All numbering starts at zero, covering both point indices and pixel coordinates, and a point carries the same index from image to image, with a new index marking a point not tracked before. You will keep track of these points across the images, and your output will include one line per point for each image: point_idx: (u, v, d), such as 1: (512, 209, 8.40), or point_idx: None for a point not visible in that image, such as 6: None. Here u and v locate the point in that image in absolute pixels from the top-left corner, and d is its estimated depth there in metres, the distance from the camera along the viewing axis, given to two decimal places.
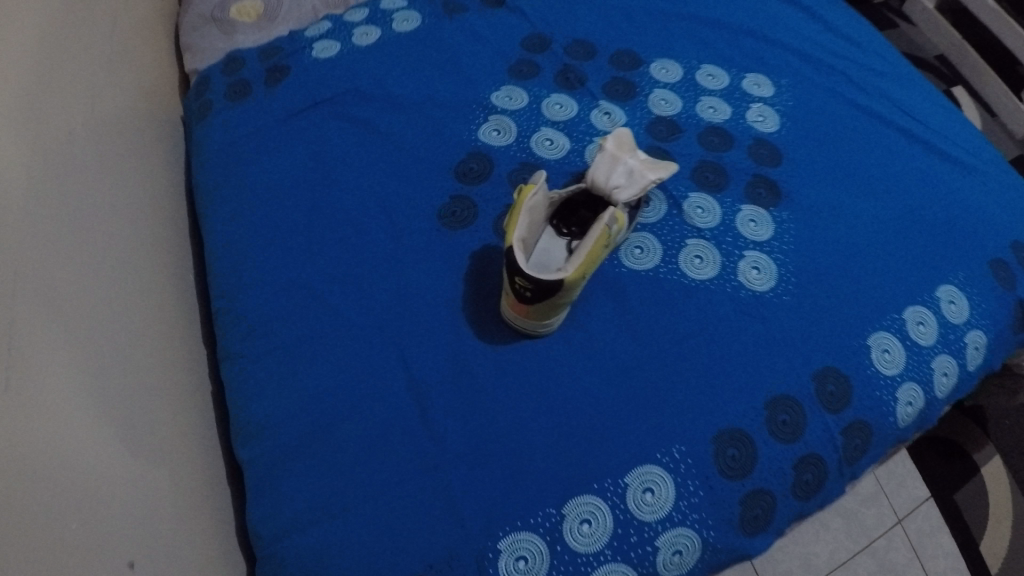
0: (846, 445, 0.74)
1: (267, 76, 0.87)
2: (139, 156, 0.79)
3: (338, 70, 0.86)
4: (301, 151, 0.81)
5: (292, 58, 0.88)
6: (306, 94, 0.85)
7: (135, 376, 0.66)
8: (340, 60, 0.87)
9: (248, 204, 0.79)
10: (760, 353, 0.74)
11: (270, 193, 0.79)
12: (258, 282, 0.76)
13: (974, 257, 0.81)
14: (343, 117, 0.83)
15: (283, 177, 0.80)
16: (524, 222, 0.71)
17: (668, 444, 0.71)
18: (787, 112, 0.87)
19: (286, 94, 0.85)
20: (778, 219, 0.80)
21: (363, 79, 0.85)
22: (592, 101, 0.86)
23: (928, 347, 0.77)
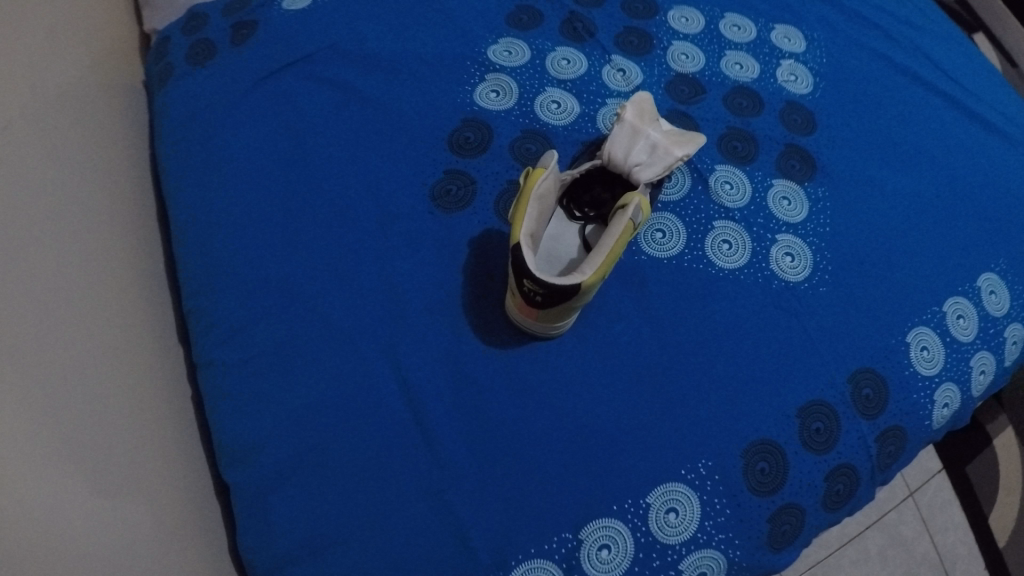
0: (880, 452, 0.68)
1: (233, 32, 0.76)
2: (85, 133, 0.69)
3: (314, 19, 0.75)
4: (274, 118, 0.71)
5: (260, 12, 0.77)
6: (278, 48, 0.74)
7: (91, 395, 0.58)
8: (316, 8, 0.76)
9: (216, 181, 0.69)
10: (793, 353, 0.67)
11: (241, 168, 0.69)
12: (230, 271, 0.67)
13: (1017, 241, 0.75)
14: (320, 79, 0.72)
15: (255, 149, 0.70)
16: (532, 214, 0.62)
17: (693, 460, 0.64)
18: (820, 71, 0.78)
19: (254, 51, 0.74)
20: (813, 196, 0.73)
21: (344, 29, 0.75)
22: (604, 55, 0.77)
23: (968, 344, 0.71)
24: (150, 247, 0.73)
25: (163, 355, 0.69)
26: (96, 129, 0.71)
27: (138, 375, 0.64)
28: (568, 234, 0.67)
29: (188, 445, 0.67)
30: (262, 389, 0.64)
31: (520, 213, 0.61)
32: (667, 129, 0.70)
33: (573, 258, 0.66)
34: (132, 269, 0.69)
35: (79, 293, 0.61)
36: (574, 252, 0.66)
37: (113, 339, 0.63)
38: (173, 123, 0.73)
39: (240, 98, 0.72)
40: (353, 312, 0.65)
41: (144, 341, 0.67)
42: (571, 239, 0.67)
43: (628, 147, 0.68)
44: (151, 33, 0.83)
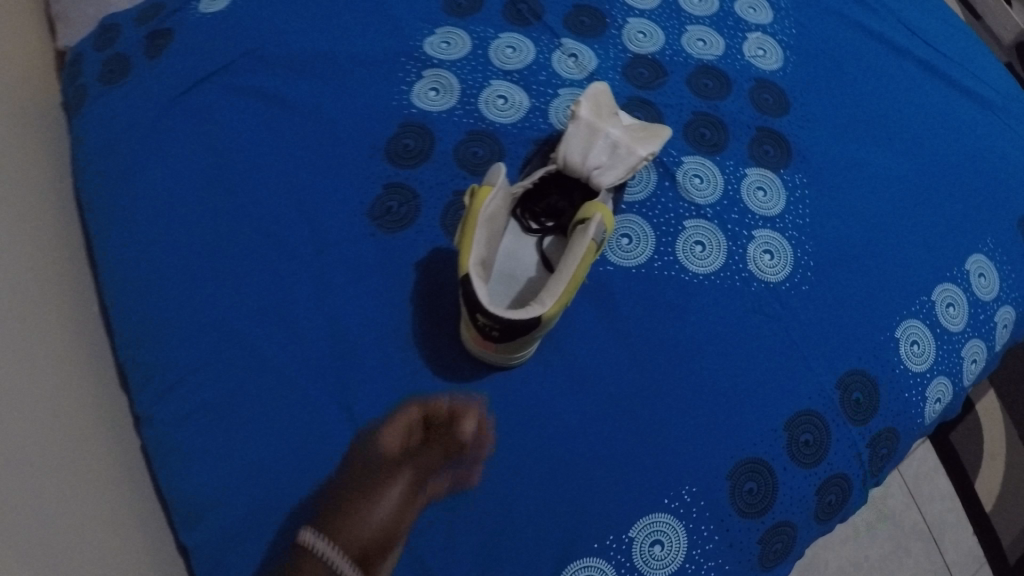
0: (871, 458, 0.65)
1: (147, 44, 0.69)
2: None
3: (236, 25, 0.69)
4: (198, 141, 0.65)
5: (175, 18, 0.70)
6: (199, 61, 0.67)
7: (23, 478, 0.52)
8: (237, 11, 0.69)
9: (141, 212, 0.63)
10: (780, 360, 0.63)
11: (167, 196, 0.63)
12: (158, 316, 0.60)
13: (1003, 218, 0.70)
14: (247, 91, 0.66)
15: (181, 176, 0.64)
16: (483, 237, 0.55)
17: (677, 487, 0.60)
18: (789, 44, 0.73)
19: (172, 64, 0.67)
20: (790, 184, 0.67)
21: (269, 36, 0.68)
22: (553, 39, 0.70)
23: (958, 333, 0.67)
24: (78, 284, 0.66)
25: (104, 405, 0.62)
26: (11, 156, 0.64)
27: (75, 434, 0.58)
28: (525, 249, 0.61)
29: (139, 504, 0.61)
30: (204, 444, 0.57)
31: (468, 238, 0.55)
32: (627, 122, 0.64)
33: (531, 278, 0.60)
34: (60, 315, 0.63)
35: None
36: (532, 271, 0.61)
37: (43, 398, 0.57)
38: (92, 147, 0.67)
39: (160, 118, 0.66)
40: (299, 352, 0.59)
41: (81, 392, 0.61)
42: (528, 256, 0.61)
43: (587, 150, 0.61)
44: (65, 49, 0.76)
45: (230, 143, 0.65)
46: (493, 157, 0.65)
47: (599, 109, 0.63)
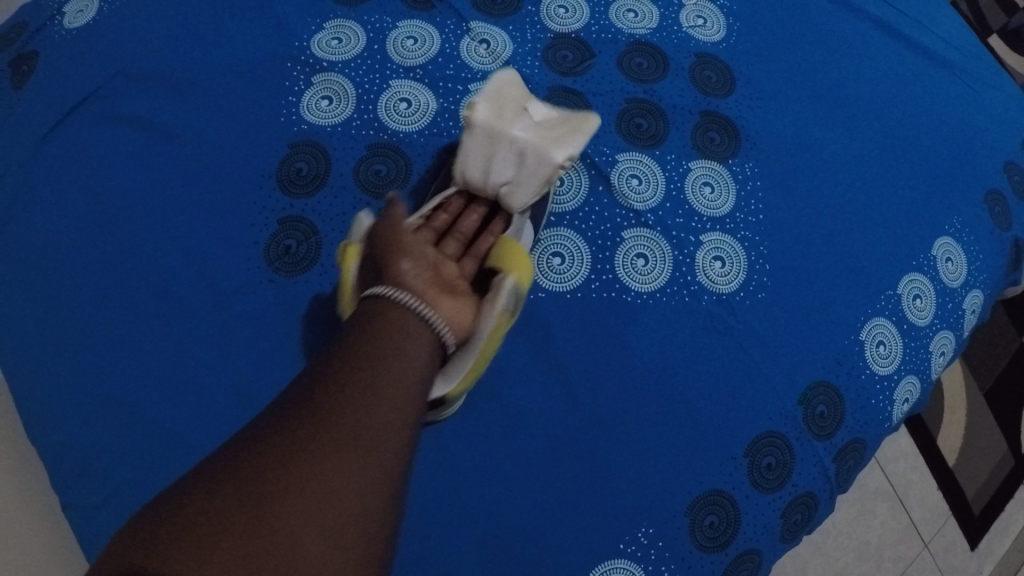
0: (839, 470, 0.60)
1: (11, 71, 0.61)
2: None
3: (102, 40, 0.60)
4: (71, 183, 0.57)
5: (41, 37, 0.61)
6: (65, 86, 0.59)
7: None
8: (102, 21, 0.61)
9: (15, 268, 0.56)
10: (735, 380, 0.58)
11: (43, 246, 0.56)
12: (45, 380, 0.53)
13: (970, 192, 0.65)
14: (119, 116, 0.58)
15: (55, 225, 0.56)
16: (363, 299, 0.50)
17: (632, 531, 0.55)
18: (731, 8, 0.66)
19: (38, 92, 0.60)
20: (739, 176, 0.61)
21: (141, 47, 0.60)
22: (461, 23, 0.62)
23: (927, 327, 0.62)
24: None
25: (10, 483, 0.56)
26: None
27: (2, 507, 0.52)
28: None
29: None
30: (103, 531, 0.51)
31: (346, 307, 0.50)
32: (543, 114, 0.56)
33: None
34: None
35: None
36: None
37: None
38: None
39: (27, 158, 0.58)
40: (202, 421, 0.52)
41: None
42: None
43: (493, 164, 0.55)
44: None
45: (106, 178, 0.57)
46: (399, 174, 0.58)
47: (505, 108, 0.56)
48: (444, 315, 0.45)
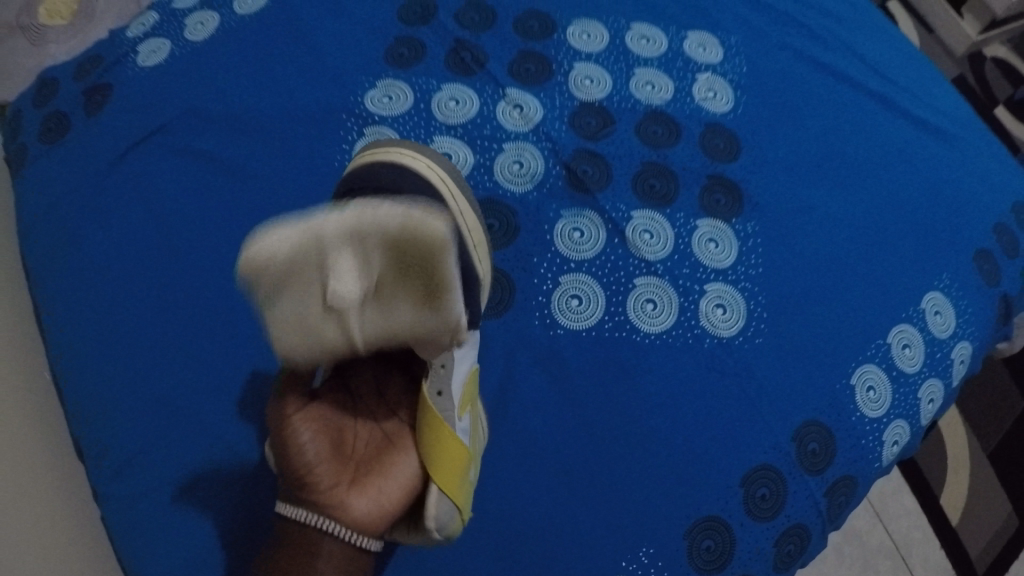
0: (830, 505, 0.65)
1: (86, 99, 0.69)
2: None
3: (178, 83, 0.68)
4: (140, 206, 0.64)
5: (114, 70, 0.69)
6: (140, 121, 0.67)
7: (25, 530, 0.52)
8: (177, 67, 0.68)
9: (82, 278, 0.63)
10: (735, 416, 0.63)
11: (110, 260, 0.63)
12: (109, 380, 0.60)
13: (959, 253, 0.70)
14: (186, 149, 0.66)
15: (123, 242, 0.63)
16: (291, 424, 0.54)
17: (634, 549, 0.60)
18: (739, 83, 0.73)
19: (112, 121, 0.67)
20: (741, 234, 0.67)
21: (211, 91, 0.67)
22: (497, 90, 0.70)
23: (915, 374, 0.67)
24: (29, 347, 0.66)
25: (64, 470, 0.62)
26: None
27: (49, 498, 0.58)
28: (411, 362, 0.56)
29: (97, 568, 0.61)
30: (156, 518, 0.57)
31: None
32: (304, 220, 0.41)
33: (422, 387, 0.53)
34: (19, 390, 0.62)
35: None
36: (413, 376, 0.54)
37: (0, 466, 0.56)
38: (35, 211, 0.66)
39: (99, 181, 0.65)
40: (250, 427, 0.59)
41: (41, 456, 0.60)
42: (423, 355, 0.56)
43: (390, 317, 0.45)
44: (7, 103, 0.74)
45: (173, 204, 0.64)
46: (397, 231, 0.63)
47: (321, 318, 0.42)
48: (358, 515, 0.47)
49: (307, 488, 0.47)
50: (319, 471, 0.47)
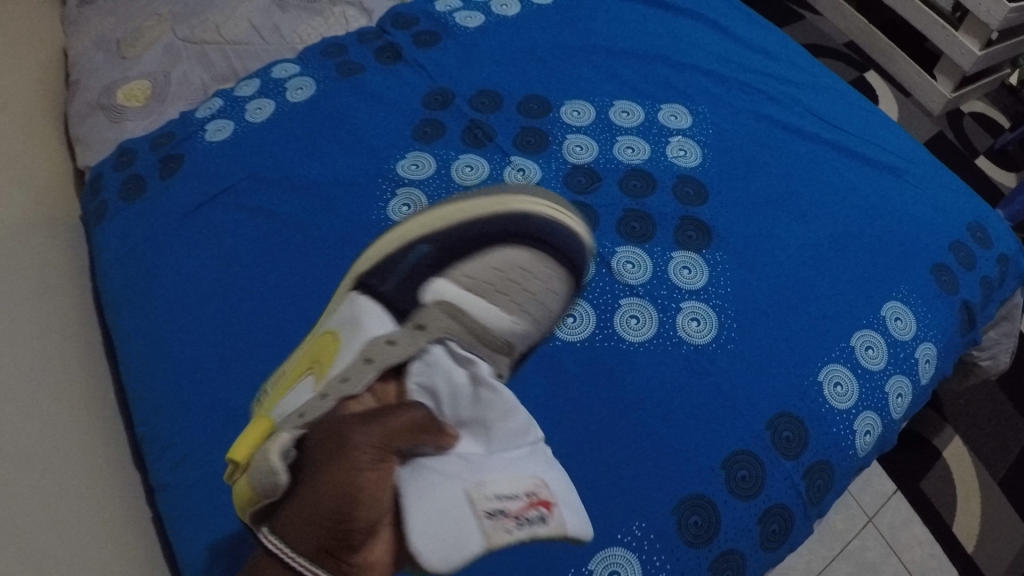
0: (809, 488, 0.72)
1: (160, 166, 0.80)
2: (12, 275, 0.72)
3: (235, 155, 0.80)
4: (202, 252, 0.75)
5: (185, 144, 0.81)
6: (204, 184, 0.78)
7: (65, 526, 0.62)
8: (236, 144, 0.81)
9: (151, 314, 0.73)
10: (713, 412, 0.72)
11: (176, 298, 0.73)
12: (175, 395, 0.69)
13: (915, 270, 0.79)
14: (241, 207, 0.77)
15: (187, 282, 0.74)
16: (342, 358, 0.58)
17: (627, 523, 0.68)
18: (707, 142, 0.85)
19: (182, 185, 0.79)
20: (712, 262, 0.78)
21: (262, 162, 0.80)
22: (504, 157, 0.82)
23: (880, 371, 0.75)
24: (95, 382, 0.76)
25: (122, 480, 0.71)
26: (28, 271, 0.74)
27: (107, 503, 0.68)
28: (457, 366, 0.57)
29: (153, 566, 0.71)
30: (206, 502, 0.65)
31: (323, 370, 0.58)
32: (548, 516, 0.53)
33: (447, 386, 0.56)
34: (81, 415, 0.71)
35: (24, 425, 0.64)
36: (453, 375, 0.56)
37: (65, 473, 0.65)
38: (114, 258, 0.77)
39: (169, 230, 0.77)
40: None
41: (103, 470, 0.70)
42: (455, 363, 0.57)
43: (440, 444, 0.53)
44: (85, 168, 0.85)
45: (230, 250, 0.75)
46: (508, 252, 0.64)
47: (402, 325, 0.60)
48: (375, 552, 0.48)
49: (349, 543, 0.46)
50: (365, 527, 0.46)
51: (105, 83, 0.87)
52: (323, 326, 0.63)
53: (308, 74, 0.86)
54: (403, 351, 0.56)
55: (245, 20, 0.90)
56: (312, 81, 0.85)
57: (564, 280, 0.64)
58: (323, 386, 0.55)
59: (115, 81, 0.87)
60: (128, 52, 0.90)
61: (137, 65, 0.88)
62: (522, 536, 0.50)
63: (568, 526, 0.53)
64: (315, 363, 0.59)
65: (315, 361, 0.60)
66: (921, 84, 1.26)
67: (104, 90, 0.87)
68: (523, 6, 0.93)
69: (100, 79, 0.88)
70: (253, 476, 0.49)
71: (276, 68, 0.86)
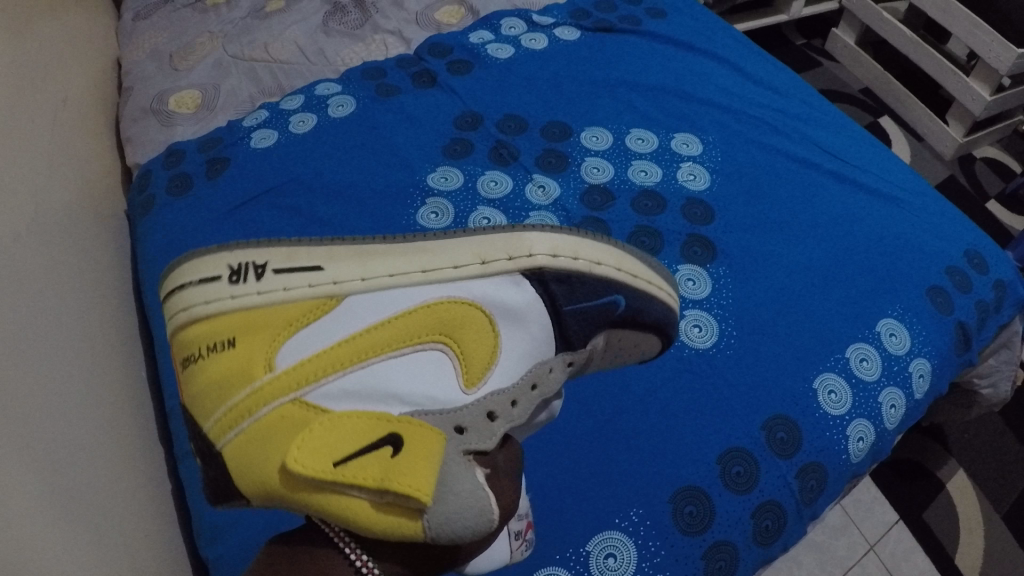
0: (802, 488, 0.74)
1: (207, 166, 0.87)
2: (64, 255, 0.79)
3: (275, 161, 0.87)
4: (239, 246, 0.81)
5: (232, 149, 0.88)
6: (246, 186, 0.85)
7: (92, 477, 0.66)
8: (277, 151, 0.87)
9: None
10: (711, 412, 0.75)
11: None
12: None
13: (911, 291, 0.82)
14: (278, 207, 0.84)
15: None
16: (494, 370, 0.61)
17: (625, 509, 0.71)
18: (716, 168, 0.90)
19: (225, 186, 0.85)
20: (715, 275, 0.82)
21: (300, 168, 0.86)
22: (527, 175, 0.87)
23: (874, 382, 0.78)
24: (123, 364, 0.81)
25: (140, 459, 0.76)
26: (73, 254, 0.80)
27: (128, 473, 0.72)
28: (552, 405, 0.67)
29: (171, 535, 0.75)
30: None
31: (475, 363, 0.60)
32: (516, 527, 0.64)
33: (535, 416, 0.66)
34: (114, 390, 0.77)
35: (61, 381, 0.69)
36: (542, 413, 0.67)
37: (95, 434, 0.70)
38: (156, 249, 0.83)
39: (210, 224, 0.83)
40: None
41: (127, 446, 0.75)
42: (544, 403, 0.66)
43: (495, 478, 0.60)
44: (133, 166, 0.92)
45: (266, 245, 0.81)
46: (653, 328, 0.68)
47: (555, 354, 0.64)
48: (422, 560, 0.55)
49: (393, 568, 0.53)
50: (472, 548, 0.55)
51: (158, 91, 0.95)
52: (471, 291, 0.60)
53: (349, 93, 0.93)
54: (556, 383, 0.63)
55: (292, 42, 0.99)
56: (352, 100, 0.92)
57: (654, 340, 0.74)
58: (493, 403, 0.59)
59: (168, 89, 0.95)
60: (180, 64, 0.98)
61: (188, 76, 0.96)
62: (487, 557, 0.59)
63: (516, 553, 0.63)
64: (452, 335, 0.59)
65: (453, 331, 0.59)
66: (934, 128, 1.40)
67: (156, 96, 0.94)
68: (550, 42, 1.01)
69: (153, 86, 0.96)
70: (461, 514, 0.50)
71: (320, 86, 0.94)
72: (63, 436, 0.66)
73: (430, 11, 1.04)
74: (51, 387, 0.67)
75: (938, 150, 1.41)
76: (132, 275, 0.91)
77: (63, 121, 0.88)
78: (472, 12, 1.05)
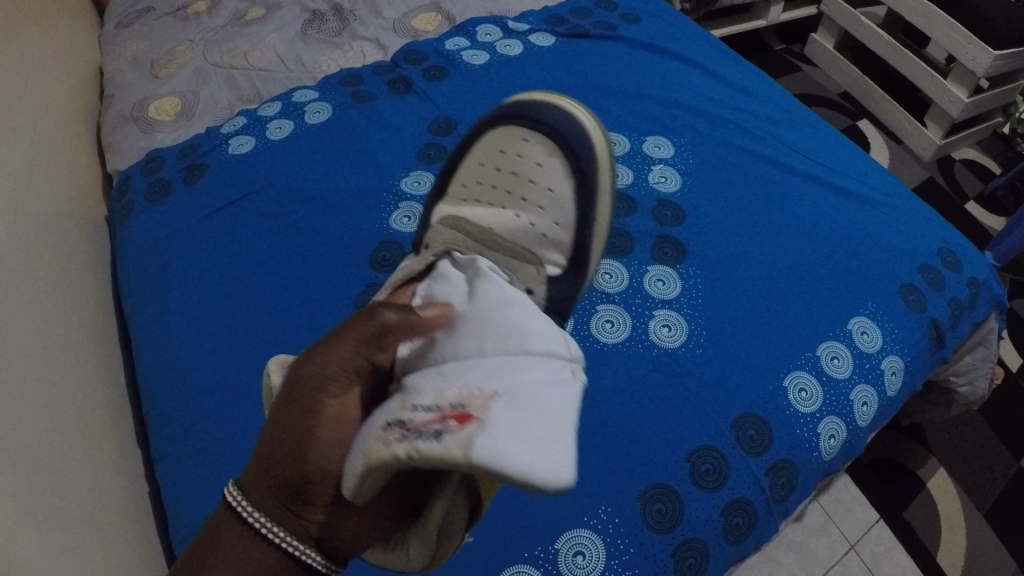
0: (772, 485, 0.73)
1: (186, 172, 0.88)
2: (46, 259, 0.80)
3: (251, 167, 0.88)
4: (215, 251, 0.82)
5: (210, 156, 0.89)
6: (224, 191, 0.86)
7: (66, 473, 0.67)
8: (253, 157, 0.89)
9: (160, 303, 0.79)
10: (680, 410, 0.75)
11: (180, 290, 0.80)
12: (174, 373, 0.74)
13: (883, 289, 0.82)
14: (254, 212, 0.85)
15: (195, 275, 0.80)
16: None
17: (594, 507, 0.69)
18: (687, 171, 0.91)
19: (204, 191, 0.86)
20: (685, 276, 0.83)
21: (274, 173, 0.87)
22: None
23: (845, 380, 0.78)
24: (101, 367, 0.82)
25: (115, 462, 0.76)
26: (55, 260, 0.82)
27: (105, 473, 0.73)
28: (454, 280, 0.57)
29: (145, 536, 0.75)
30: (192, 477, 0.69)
31: None
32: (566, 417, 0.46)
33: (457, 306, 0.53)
34: (91, 392, 0.78)
35: (39, 379, 0.70)
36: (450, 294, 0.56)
37: (72, 433, 0.71)
38: (136, 255, 0.84)
39: (188, 229, 0.84)
40: None
41: (103, 447, 0.76)
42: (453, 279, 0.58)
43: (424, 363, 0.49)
44: (113, 173, 0.93)
45: (240, 247, 0.82)
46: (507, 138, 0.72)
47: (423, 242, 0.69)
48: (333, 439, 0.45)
49: (306, 496, 0.45)
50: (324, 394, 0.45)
51: (139, 99, 0.97)
52: None
53: (325, 99, 0.94)
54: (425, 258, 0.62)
55: (271, 50, 1.01)
56: (328, 106, 0.94)
57: (557, 157, 0.69)
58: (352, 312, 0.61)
59: (148, 97, 0.97)
60: (161, 72, 1.00)
61: (168, 84, 0.98)
62: (402, 449, 0.40)
63: (474, 442, 0.38)
64: None
65: None
66: (915, 132, 1.41)
67: (136, 103, 0.96)
68: (525, 48, 1.02)
69: (135, 94, 0.98)
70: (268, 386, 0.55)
71: (297, 93, 0.95)
72: (40, 432, 0.67)
73: (407, 19, 1.06)
74: (29, 386, 0.68)
75: (919, 155, 1.42)
76: (111, 280, 0.92)
77: (44, 128, 0.90)
78: (449, 20, 1.06)
